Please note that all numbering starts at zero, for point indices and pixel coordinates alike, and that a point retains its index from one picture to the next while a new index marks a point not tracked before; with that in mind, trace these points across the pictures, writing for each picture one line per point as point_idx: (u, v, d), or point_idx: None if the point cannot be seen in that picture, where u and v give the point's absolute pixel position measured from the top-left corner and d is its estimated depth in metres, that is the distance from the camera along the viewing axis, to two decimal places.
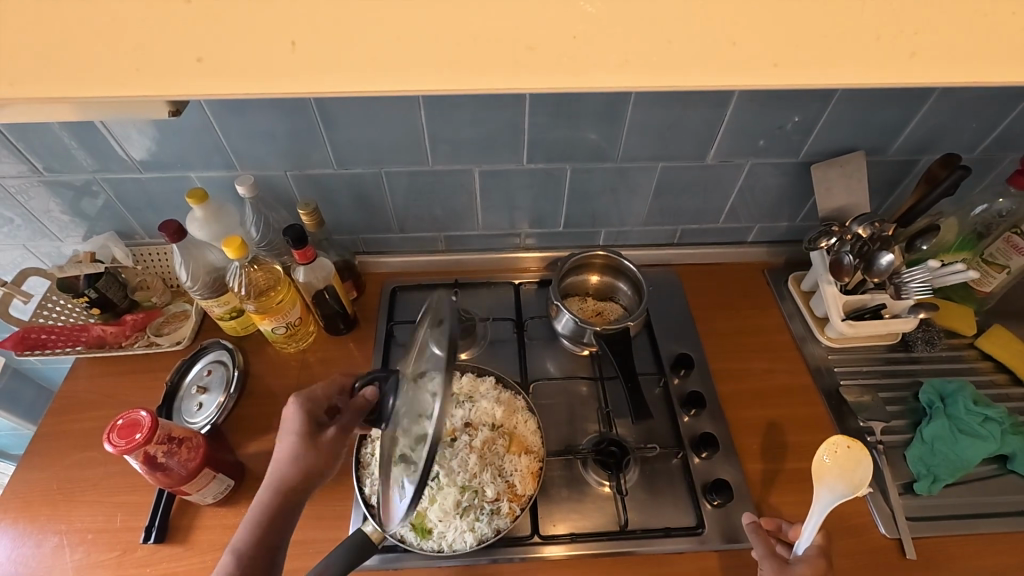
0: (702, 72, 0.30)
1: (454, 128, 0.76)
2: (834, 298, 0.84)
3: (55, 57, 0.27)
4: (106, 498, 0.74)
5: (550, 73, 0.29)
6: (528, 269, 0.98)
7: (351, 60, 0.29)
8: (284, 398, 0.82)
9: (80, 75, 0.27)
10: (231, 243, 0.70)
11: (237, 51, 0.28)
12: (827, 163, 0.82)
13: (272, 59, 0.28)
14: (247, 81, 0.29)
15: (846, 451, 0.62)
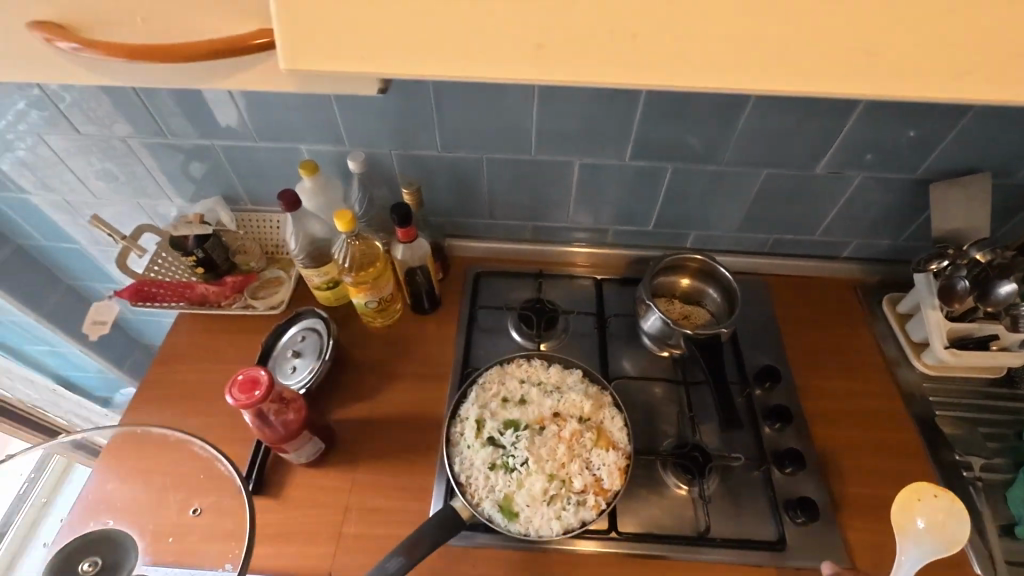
0: (910, 79, 0.32)
1: (564, 119, 0.76)
2: (937, 324, 0.81)
3: (370, 36, 0.32)
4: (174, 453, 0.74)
5: (759, 80, 0.33)
6: (585, 264, 0.98)
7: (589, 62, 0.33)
8: (370, 368, 0.86)
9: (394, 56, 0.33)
10: (343, 216, 0.72)
11: (495, 47, 0.32)
12: (948, 182, 0.78)
13: (526, 59, 0.33)
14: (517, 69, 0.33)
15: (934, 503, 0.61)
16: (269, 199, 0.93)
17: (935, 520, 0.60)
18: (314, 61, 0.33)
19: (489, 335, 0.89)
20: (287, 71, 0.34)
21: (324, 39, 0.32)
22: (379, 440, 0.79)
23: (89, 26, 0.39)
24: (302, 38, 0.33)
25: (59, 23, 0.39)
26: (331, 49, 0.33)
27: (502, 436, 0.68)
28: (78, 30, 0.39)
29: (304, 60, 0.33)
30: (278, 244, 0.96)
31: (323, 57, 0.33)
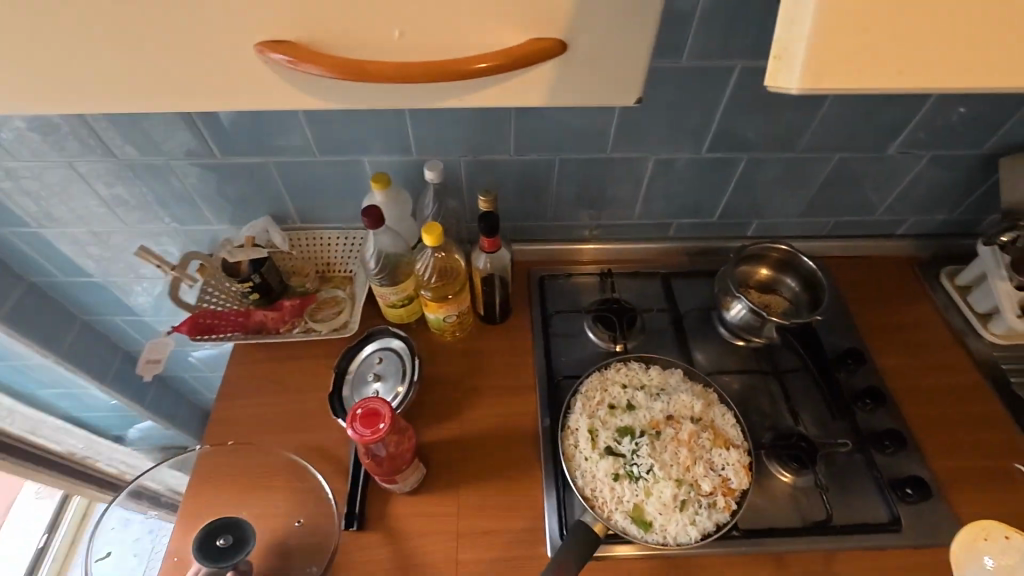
0: None
1: (645, 114, 0.75)
2: (1006, 294, 0.83)
3: (898, 54, 0.28)
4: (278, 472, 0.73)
5: None
6: (586, 260, 0.96)
7: (938, 67, 0.28)
8: (451, 385, 0.82)
9: (865, 73, 0.28)
10: (431, 231, 0.69)
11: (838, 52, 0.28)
12: (1015, 157, 0.80)
13: (881, 59, 0.28)
14: (837, 80, 0.29)
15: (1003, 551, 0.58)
16: (322, 215, 0.89)
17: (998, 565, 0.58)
18: (826, 79, 0.29)
19: (565, 340, 0.88)
20: (796, 92, 0.29)
21: (848, 56, 0.28)
22: (477, 458, 0.75)
23: (317, 41, 0.34)
24: (823, 63, 0.28)
25: (286, 40, 0.34)
26: (837, 68, 0.28)
27: (620, 445, 0.68)
28: (307, 46, 0.34)
29: (824, 76, 0.29)
30: (332, 262, 0.92)
31: (829, 73, 0.28)
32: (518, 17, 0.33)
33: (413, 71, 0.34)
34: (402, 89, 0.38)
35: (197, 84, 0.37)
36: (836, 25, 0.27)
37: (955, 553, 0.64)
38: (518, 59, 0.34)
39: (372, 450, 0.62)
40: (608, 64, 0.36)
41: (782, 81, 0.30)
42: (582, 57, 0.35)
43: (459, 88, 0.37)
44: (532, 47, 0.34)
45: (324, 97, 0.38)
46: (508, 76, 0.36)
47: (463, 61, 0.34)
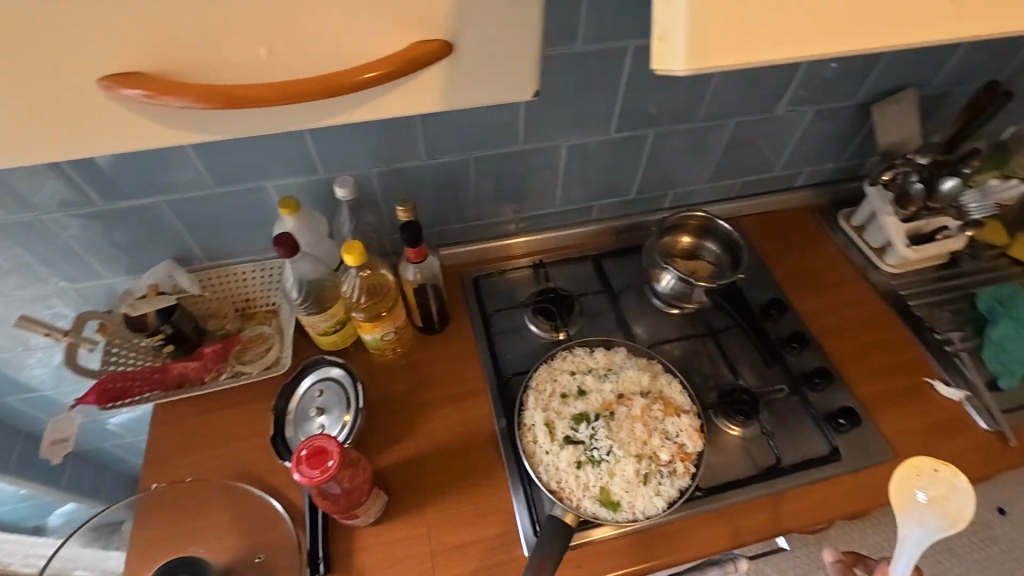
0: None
1: (550, 102, 0.75)
2: (895, 227, 0.91)
3: (760, 37, 0.29)
4: (238, 502, 0.70)
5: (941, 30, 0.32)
6: (515, 253, 0.96)
7: (794, 40, 0.30)
8: (400, 404, 0.80)
9: (739, 44, 0.29)
10: (352, 249, 0.66)
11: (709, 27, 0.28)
12: (884, 102, 0.88)
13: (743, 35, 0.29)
14: (717, 57, 0.29)
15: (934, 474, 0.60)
16: (231, 249, 0.83)
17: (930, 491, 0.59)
18: (706, 55, 0.29)
19: (508, 337, 0.87)
20: (685, 72, 0.29)
21: (725, 31, 0.28)
22: (437, 474, 0.74)
23: (173, 71, 0.31)
24: (702, 40, 0.28)
25: (136, 72, 0.31)
26: (714, 42, 0.28)
27: (577, 433, 0.68)
28: (162, 78, 0.31)
29: (707, 54, 0.29)
30: (251, 298, 0.86)
31: (709, 47, 0.29)
32: (397, 22, 0.32)
33: (292, 89, 0.32)
34: (286, 109, 0.35)
35: (40, 132, 0.32)
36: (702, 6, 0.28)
37: (890, 493, 0.60)
38: (404, 64, 0.32)
39: (324, 490, 0.58)
40: (499, 61, 0.35)
41: (668, 64, 0.29)
42: (474, 58, 0.34)
43: (341, 103, 0.35)
44: (414, 54, 0.32)
45: (199, 128, 0.35)
46: (396, 83, 0.35)
47: (345, 75, 0.32)
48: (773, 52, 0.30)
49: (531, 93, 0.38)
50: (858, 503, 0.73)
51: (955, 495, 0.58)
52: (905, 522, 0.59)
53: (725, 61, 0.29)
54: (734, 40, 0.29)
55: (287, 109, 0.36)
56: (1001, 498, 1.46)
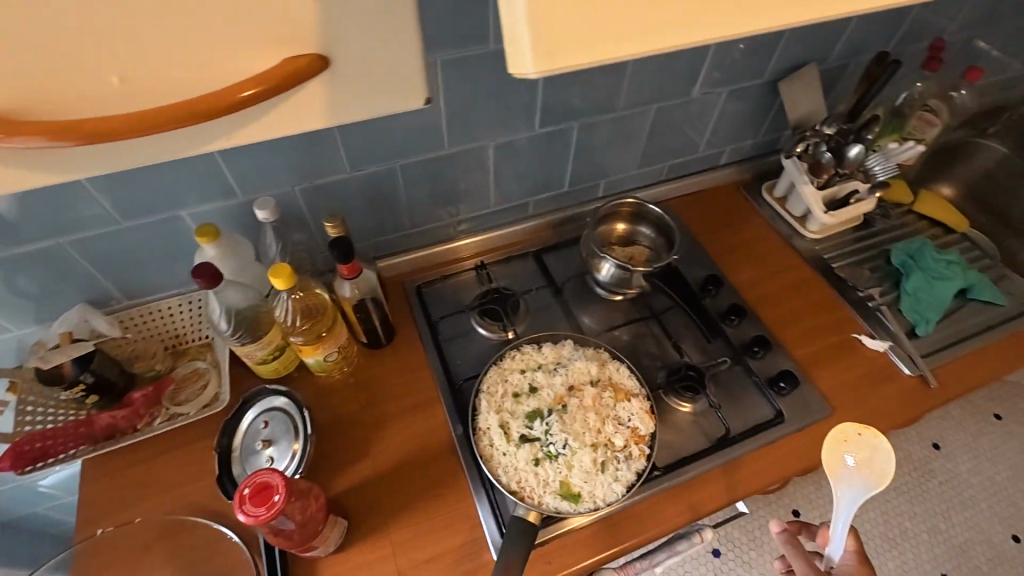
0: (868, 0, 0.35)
1: (470, 104, 0.74)
2: (812, 196, 0.96)
3: (606, 36, 0.30)
4: (183, 552, 0.67)
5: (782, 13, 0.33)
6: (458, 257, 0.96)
7: (642, 34, 0.30)
8: (354, 424, 0.77)
9: (585, 43, 0.29)
10: (280, 272, 0.63)
11: (550, 24, 0.28)
12: (789, 78, 0.92)
13: (588, 32, 0.29)
14: (565, 58, 0.29)
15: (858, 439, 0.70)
16: (151, 284, 0.78)
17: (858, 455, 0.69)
18: (555, 58, 0.29)
19: (457, 342, 0.86)
20: (536, 76, 0.29)
21: (572, 32, 0.29)
22: (397, 490, 0.72)
23: (20, 110, 0.29)
24: (548, 43, 0.29)
25: None
26: (559, 44, 0.29)
27: (533, 430, 0.68)
28: (8, 117, 0.29)
29: (553, 54, 0.29)
30: (181, 333, 0.82)
31: (556, 50, 0.29)
32: (265, 38, 0.30)
33: (158, 116, 0.30)
34: (165, 137, 0.34)
35: None
36: (543, 9, 0.28)
37: (825, 462, 0.70)
38: (279, 81, 0.31)
39: (276, 528, 0.55)
40: (386, 69, 0.35)
41: (521, 69, 0.29)
42: (355, 69, 0.34)
43: (223, 124, 0.34)
44: (286, 70, 0.31)
45: (71, 167, 0.33)
46: (278, 99, 0.34)
47: (215, 96, 0.31)
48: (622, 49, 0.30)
49: (424, 100, 0.38)
50: (804, 460, 0.77)
51: (877, 454, 0.68)
52: (840, 485, 0.68)
53: (574, 62, 0.30)
54: (579, 41, 0.29)
55: (163, 137, 0.34)
56: (934, 434, 1.60)
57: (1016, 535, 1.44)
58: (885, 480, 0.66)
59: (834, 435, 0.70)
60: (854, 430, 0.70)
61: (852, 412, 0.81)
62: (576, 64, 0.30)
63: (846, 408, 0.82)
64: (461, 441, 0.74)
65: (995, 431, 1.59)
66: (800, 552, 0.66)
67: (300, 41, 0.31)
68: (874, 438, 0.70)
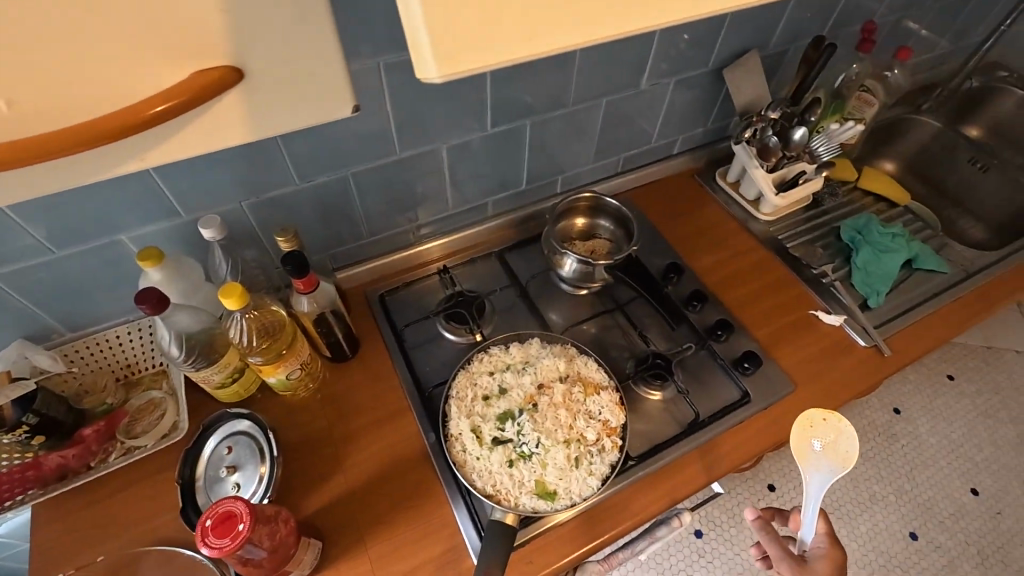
0: None
1: (419, 107, 0.73)
2: (763, 178, 0.98)
3: (510, 35, 0.29)
4: None
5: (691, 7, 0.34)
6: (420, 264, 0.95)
7: (547, 32, 0.30)
8: (323, 441, 0.75)
9: (491, 42, 0.29)
10: (231, 292, 0.60)
11: (453, 25, 0.28)
12: (733, 66, 0.94)
13: (494, 30, 0.29)
14: (471, 59, 0.29)
15: (824, 424, 0.76)
16: (95, 314, 0.74)
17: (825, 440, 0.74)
18: (457, 61, 0.29)
19: (424, 349, 0.85)
20: (440, 81, 0.29)
21: (471, 34, 0.28)
22: (371, 505, 0.71)
23: None
24: (449, 47, 0.28)
25: None
26: (463, 46, 0.29)
27: (505, 432, 0.68)
28: None
29: (458, 56, 0.29)
30: (132, 362, 0.78)
31: (457, 54, 0.29)
32: (172, 53, 0.29)
33: (58, 138, 0.29)
34: (75, 158, 0.32)
35: None
36: (441, 15, 0.27)
37: (795, 446, 0.75)
38: (190, 96, 0.30)
39: (245, 559, 0.53)
40: (307, 76, 0.34)
41: (427, 73, 0.29)
42: (273, 77, 0.33)
43: (136, 142, 0.33)
44: (199, 85, 0.30)
45: None
46: (192, 113, 0.32)
47: (123, 112, 0.29)
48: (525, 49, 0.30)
49: (351, 107, 0.38)
50: (772, 437, 0.79)
51: (841, 438, 0.74)
52: (811, 467, 0.73)
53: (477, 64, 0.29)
54: (480, 44, 0.29)
55: (72, 159, 0.33)
56: (894, 399, 1.67)
57: (974, 488, 1.52)
58: (849, 462, 0.72)
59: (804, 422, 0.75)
60: (821, 415, 0.76)
61: (814, 386, 0.84)
62: (484, 65, 0.30)
63: (808, 383, 0.84)
64: (434, 449, 0.73)
65: (948, 391, 1.68)
66: (775, 538, 0.66)
67: (210, 52, 0.30)
68: (838, 424, 0.76)
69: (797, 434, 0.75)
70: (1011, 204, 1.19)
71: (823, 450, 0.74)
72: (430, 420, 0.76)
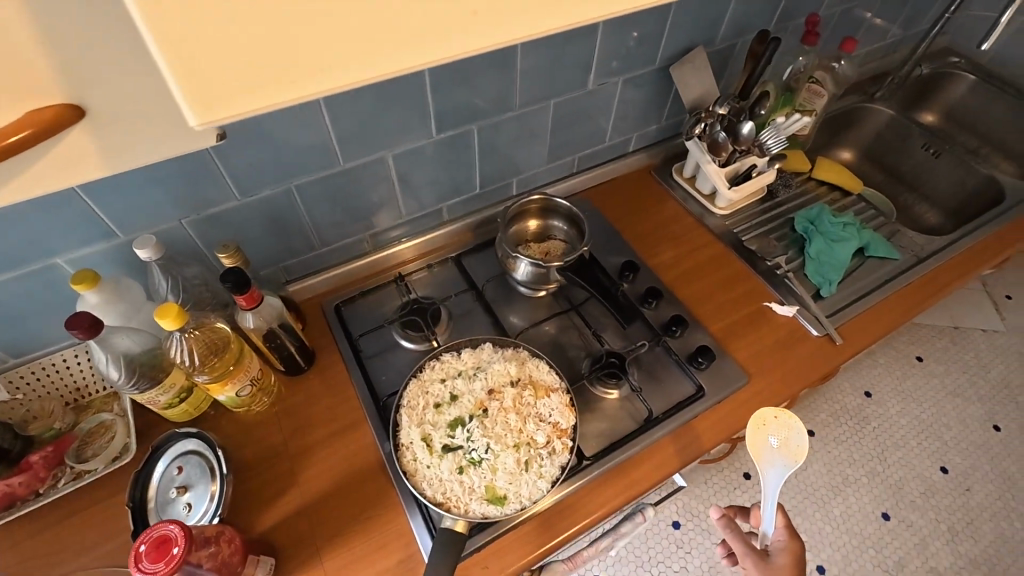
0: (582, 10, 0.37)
1: (356, 117, 0.72)
2: (716, 173, 1.00)
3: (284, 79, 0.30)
4: None
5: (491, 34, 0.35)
6: (377, 272, 0.95)
7: (330, 72, 0.31)
8: (277, 456, 0.75)
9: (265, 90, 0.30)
10: (167, 312, 0.60)
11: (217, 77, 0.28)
12: (679, 63, 0.94)
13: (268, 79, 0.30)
14: (241, 105, 0.30)
15: (777, 421, 0.78)
16: (39, 338, 0.73)
17: (779, 438, 0.77)
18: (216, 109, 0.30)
19: (381, 359, 0.85)
20: (203, 128, 0.30)
21: (236, 84, 0.29)
22: (327, 517, 0.70)
23: None
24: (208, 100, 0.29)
25: None
26: (231, 95, 0.29)
27: (454, 438, 0.68)
28: None
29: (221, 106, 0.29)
30: (82, 386, 0.77)
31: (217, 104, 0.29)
32: (11, 94, 0.34)
33: None
34: None
35: None
36: (194, 66, 0.27)
37: (753, 447, 0.77)
38: (40, 127, 0.35)
39: None
40: None
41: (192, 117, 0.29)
42: (110, 111, 0.39)
43: (7, 169, 0.38)
44: (44, 120, 0.35)
45: None
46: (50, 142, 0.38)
47: None
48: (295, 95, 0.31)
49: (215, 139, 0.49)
50: (727, 431, 0.80)
51: (793, 434, 0.77)
52: (767, 464, 0.76)
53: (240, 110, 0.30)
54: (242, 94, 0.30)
55: None
56: (866, 383, 1.69)
57: (943, 466, 1.55)
58: (802, 456, 0.75)
59: (758, 420, 0.78)
60: (771, 412, 0.79)
61: (767, 378, 0.85)
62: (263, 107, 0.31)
63: (761, 374, 0.85)
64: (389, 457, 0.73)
65: (917, 372, 1.71)
66: (740, 535, 0.68)
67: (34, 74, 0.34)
68: (788, 419, 0.79)
69: (752, 433, 0.78)
70: (962, 188, 1.21)
71: (779, 448, 0.77)
72: (385, 427, 0.76)
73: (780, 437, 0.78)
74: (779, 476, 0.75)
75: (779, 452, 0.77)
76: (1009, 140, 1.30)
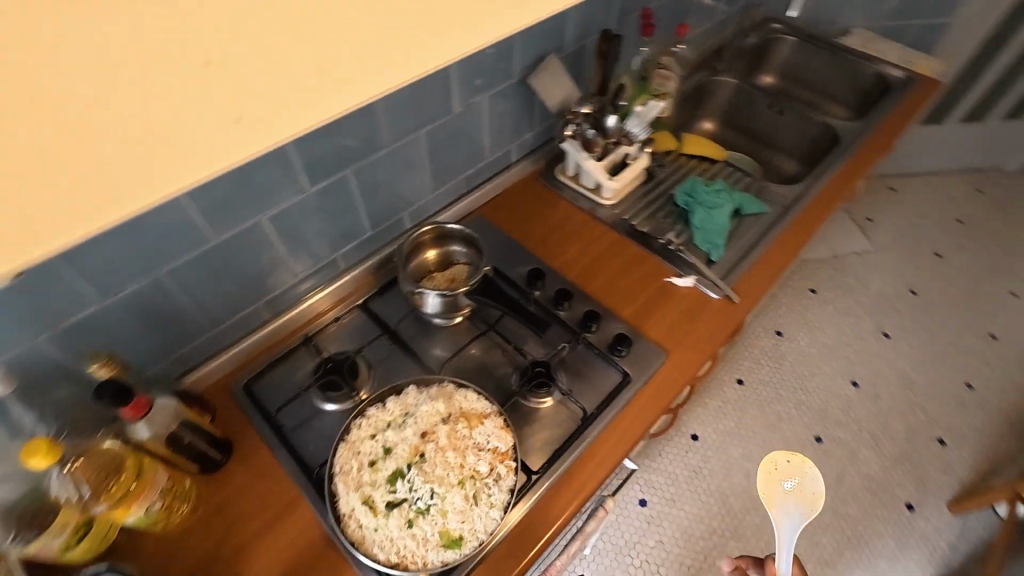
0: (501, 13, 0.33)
1: (217, 189, 0.68)
2: (595, 167, 1.05)
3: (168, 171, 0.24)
4: None
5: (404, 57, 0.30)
6: (282, 338, 0.90)
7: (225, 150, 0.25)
8: (211, 564, 0.69)
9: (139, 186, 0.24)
10: (36, 449, 0.53)
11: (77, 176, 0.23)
12: (536, 72, 0.98)
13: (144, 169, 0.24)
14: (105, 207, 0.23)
15: (787, 466, 0.85)
16: None
17: (792, 483, 0.83)
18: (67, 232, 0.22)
19: (305, 428, 0.81)
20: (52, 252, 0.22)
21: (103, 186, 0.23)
22: None
23: None
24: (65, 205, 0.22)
25: None
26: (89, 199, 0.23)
27: (397, 493, 0.66)
28: None
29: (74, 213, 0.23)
30: None
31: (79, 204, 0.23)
32: None
33: None
34: None
35: None
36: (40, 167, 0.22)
37: (768, 492, 0.83)
38: None
39: None
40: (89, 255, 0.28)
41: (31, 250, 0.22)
42: None
43: None
44: None
45: None
46: None
47: None
48: (195, 170, 0.25)
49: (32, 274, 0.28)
50: (658, 408, 0.83)
51: (807, 480, 0.83)
52: (783, 512, 0.81)
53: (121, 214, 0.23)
54: (118, 187, 0.23)
55: None
56: (776, 323, 1.85)
57: (854, 380, 1.72)
58: (817, 503, 0.81)
59: (770, 467, 0.84)
60: (782, 455, 0.85)
61: (683, 348, 0.90)
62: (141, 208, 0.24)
63: (676, 347, 0.90)
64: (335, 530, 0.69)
65: (814, 303, 1.88)
66: None
67: None
68: (800, 463, 0.85)
69: (763, 478, 0.84)
70: (806, 137, 1.36)
71: (794, 493, 0.83)
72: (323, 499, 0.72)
73: (795, 482, 0.84)
74: (800, 524, 0.80)
75: (792, 496, 0.83)
76: (835, 87, 1.48)
